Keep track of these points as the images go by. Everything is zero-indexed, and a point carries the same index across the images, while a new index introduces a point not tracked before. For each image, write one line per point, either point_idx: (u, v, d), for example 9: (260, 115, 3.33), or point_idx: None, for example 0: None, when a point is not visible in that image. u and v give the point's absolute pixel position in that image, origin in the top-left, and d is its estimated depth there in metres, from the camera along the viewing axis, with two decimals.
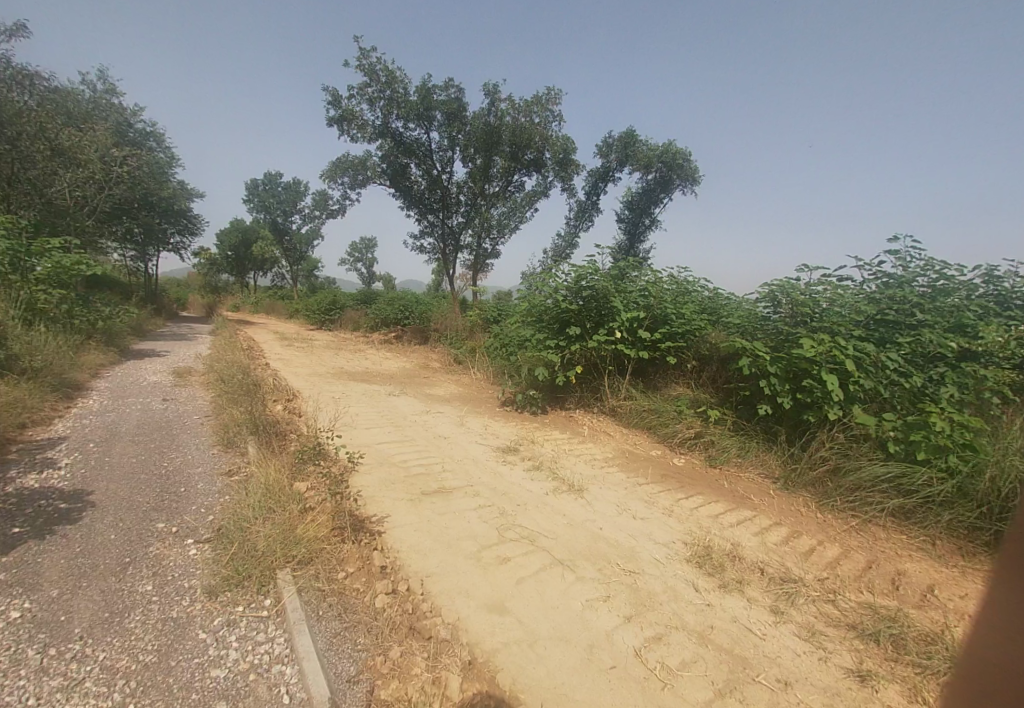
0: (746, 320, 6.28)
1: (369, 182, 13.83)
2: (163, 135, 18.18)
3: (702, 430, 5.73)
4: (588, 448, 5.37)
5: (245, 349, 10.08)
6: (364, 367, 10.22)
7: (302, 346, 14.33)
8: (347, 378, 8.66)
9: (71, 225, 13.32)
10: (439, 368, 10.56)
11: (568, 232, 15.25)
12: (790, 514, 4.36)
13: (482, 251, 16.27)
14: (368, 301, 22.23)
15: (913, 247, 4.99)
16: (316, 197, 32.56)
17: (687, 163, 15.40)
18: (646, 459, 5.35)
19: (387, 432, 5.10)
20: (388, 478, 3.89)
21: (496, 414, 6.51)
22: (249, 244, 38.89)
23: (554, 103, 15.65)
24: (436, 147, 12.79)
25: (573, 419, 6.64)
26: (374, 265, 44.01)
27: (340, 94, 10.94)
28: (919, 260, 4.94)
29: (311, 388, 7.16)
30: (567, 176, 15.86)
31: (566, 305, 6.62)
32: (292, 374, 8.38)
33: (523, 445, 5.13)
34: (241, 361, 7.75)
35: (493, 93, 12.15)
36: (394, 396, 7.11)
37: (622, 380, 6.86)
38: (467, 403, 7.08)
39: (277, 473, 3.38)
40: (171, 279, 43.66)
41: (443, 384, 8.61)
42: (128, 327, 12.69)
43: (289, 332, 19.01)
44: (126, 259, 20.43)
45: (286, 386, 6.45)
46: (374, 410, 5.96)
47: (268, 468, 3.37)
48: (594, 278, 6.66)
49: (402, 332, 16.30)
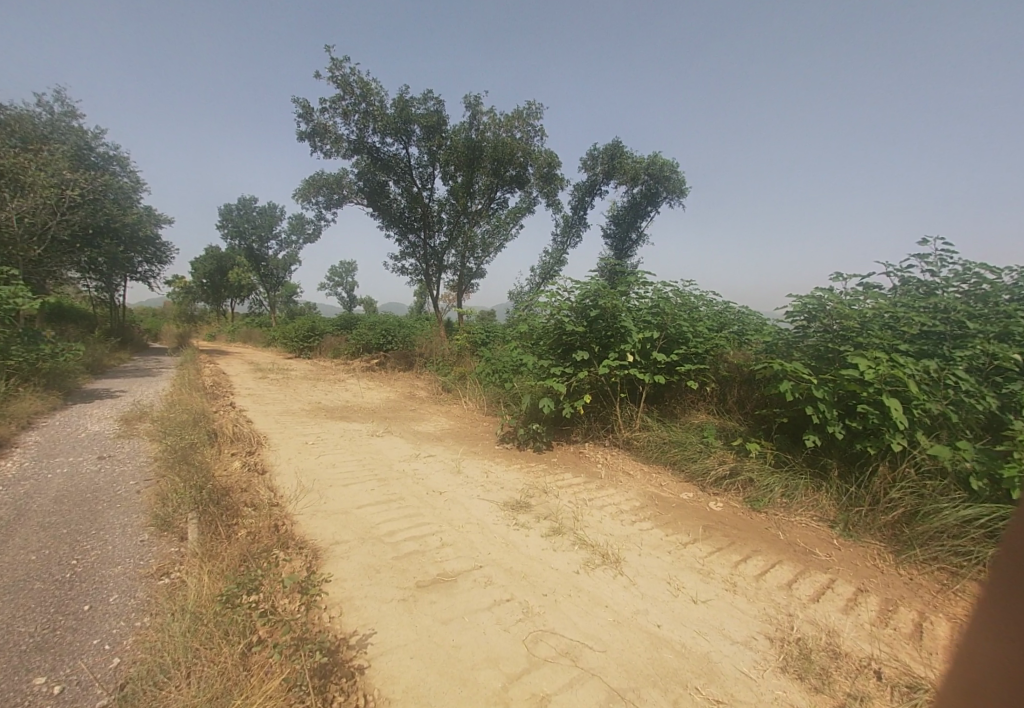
0: (774, 338, 5.61)
1: (346, 202, 13.06)
2: (128, 159, 17.03)
3: (738, 466, 4.94)
4: (610, 496, 4.53)
5: (211, 386, 9.06)
6: (344, 401, 9.26)
7: (277, 377, 13.29)
8: (324, 415, 7.71)
9: (18, 254, 12.17)
10: (427, 398, 9.65)
11: (556, 248, 14.58)
12: (864, 573, 3.60)
13: (466, 270, 15.54)
14: (348, 326, 21.21)
15: (942, 250, 4.41)
16: (291, 221, 31.52)
17: (674, 175, 14.99)
18: (678, 506, 4.53)
19: (372, 490, 4.20)
20: (373, 561, 3.00)
21: (497, 455, 5.63)
22: (225, 271, 37.66)
23: (536, 118, 15.25)
24: (415, 163, 12.11)
25: (583, 456, 5.80)
26: (354, 289, 42.97)
27: (311, 107, 10.21)
28: (952, 263, 4.35)
29: (280, 431, 6.21)
30: (552, 192, 15.30)
31: (571, 327, 5.73)
32: (261, 414, 7.39)
33: (535, 498, 4.28)
34: (200, 401, 6.77)
35: (475, 106, 11.56)
36: (377, 437, 6.19)
37: (635, 409, 6.09)
38: (462, 441, 6.20)
39: (218, 584, 2.48)
40: (145, 309, 42.08)
41: (432, 418, 7.71)
42: (82, 364, 11.52)
43: (265, 363, 17.87)
44: (88, 290, 19.15)
45: (251, 433, 5.50)
46: (354, 459, 5.04)
47: (205, 582, 2.47)
48: (598, 295, 5.84)
49: (384, 358, 15.35)
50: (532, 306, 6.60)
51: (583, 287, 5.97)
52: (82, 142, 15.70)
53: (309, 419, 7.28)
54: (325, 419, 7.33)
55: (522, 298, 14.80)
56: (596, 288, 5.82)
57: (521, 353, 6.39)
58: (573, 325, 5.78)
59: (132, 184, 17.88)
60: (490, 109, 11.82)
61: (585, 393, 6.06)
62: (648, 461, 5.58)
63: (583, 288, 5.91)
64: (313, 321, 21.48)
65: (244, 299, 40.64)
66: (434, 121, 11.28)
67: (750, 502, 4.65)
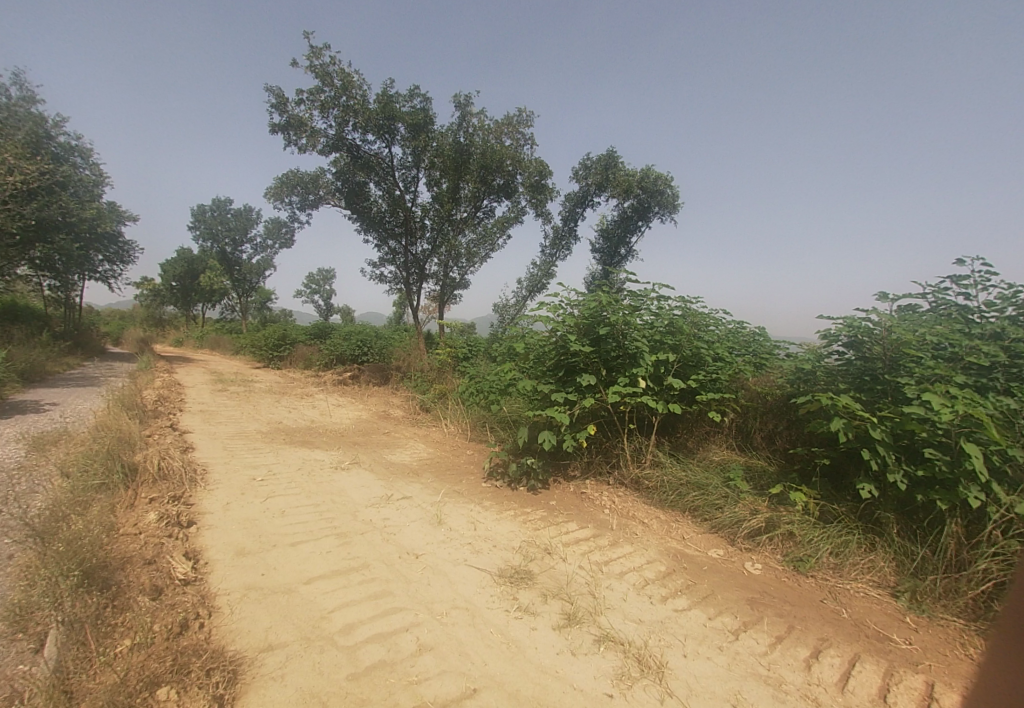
0: (799, 365, 5.02)
1: (322, 203, 12.09)
2: (91, 151, 15.21)
3: (774, 517, 4.19)
4: (629, 558, 3.68)
5: (156, 399, 7.87)
6: (310, 421, 8.17)
7: (238, 390, 12.07)
8: (284, 439, 6.65)
9: None
10: (404, 419, 8.63)
11: (545, 260, 13.79)
12: (958, 667, 2.86)
13: (449, 280, 14.65)
14: (321, 335, 19.99)
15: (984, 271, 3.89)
16: (268, 225, 30.14)
17: (667, 190, 14.49)
18: (712, 573, 3.72)
19: (330, 553, 3.26)
20: (319, 688, 2.08)
21: (487, 498, 4.71)
22: (195, 274, 35.90)
23: (527, 125, 14.64)
24: (398, 163, 11.25)
25: (586, 498, 4.94)
26: (331, 297, 41.51)
27: (287, 96, 9.12)
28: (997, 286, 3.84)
29: (225, 462, 5.16)
30: (542, 203, 14.59)
31: (574, 346, 4.84)
32: (207, 437, 6.28)
33: (537, 562, 3.40)
34: (132, 420, 5.65)
35: (466, 106, 10.81)
36: (345, 470, 5.20)
37: (646, 443, 5.33)
38: (445, 476, 5.25)
39: None
40: (111, 311, 40.01)
41: (408, 445, 6.72)
42: (12, 371, 10.12)
43: (228, 373, 16.48)
44: (38, 289, 17.49)
45: (185, 467, 4.47)
46: (311, 505, 4.07)
47: None
48: (605, 310, 5.00)
49: (358, 372, 14.25)
50: (527, 322, 5.70)
51: (588, 298, 5.13)
52: (40, 130, 13.87)
53: (263, 444, 6.21)
54: (284, 444, 6.28)
55: (508, 312, 13.97)
56: (605, 301, 4.98)
57: (514, 373, 5.45)
58: (577, 342, 4.88)
59: (93, 176, 16.33)
60: (481, 112, 11.14)
61: (590, 423, 5.20)
62: (663, 506, 4.79)
63: (587, 303, 5.07)
64: (285, 329, 20.19)
65: (215, 304, 38.80)
66: (420, 119, 10.45)
67: (794, 561, 3.90)
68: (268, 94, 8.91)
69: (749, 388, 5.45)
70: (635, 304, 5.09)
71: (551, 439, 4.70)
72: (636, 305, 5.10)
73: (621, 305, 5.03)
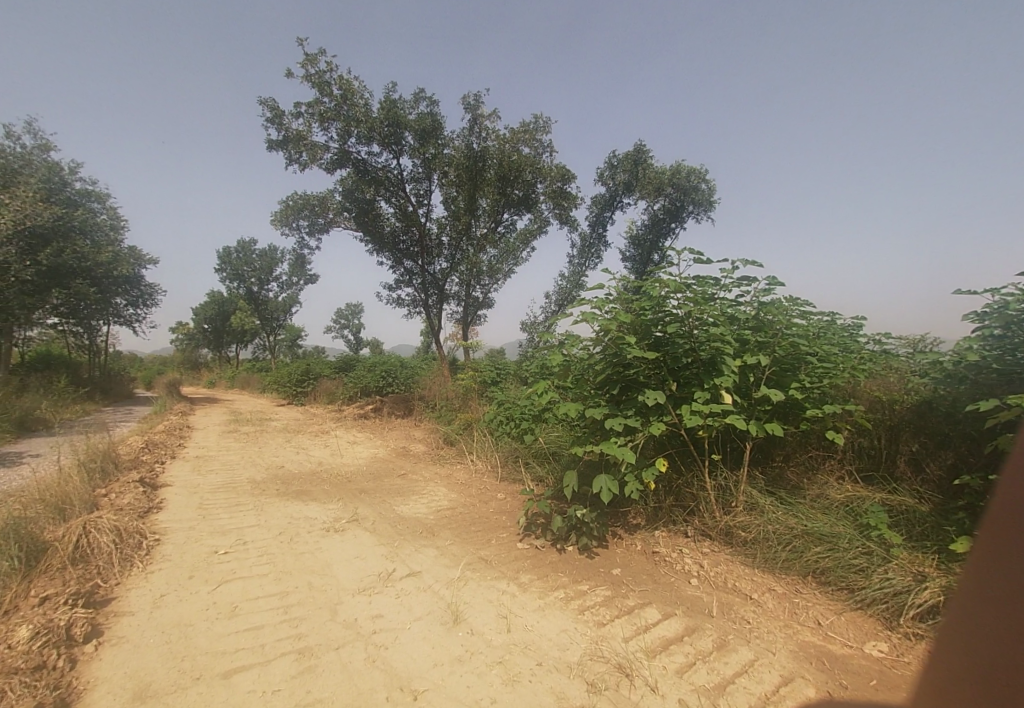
0: (938, 362, 3.89)
1: (333, 227, 11.29)
2: (106, 194, 15.29)
3: (955, 586, 2.85)
4: (753, 677, 2.38)
5: (143, 444, 6.90)
6: (317, 462, 7.04)
7: (252, 429, 11.18)
8: (279, 487, 5.52)
9: None
10: (425, 455, 7.41)
11: (573, 271, 12.60)
12: None
13: (471, 299, 13.64)
14: (345, 367, 19.20)
15: None
16: (292, 262, 30.20)
17: (701, 187, 13.26)
18: (889, 696, 2.35)
19: (276, 695, 2.07)
20: None
21: (525, 568, 3.42)
22: (227, 316, 36.47)
23: (544, 133, 13.78)
24: (408, 175, 10.38)
25: (663, 564, 3.64)
26: (360, 331, 41.41)
27: (281, 108, 8.42)
28: None
29: (189, 526, 4.03)
30: (566, 212, 13.50)
31: (633, 350, 3.48)
32: (186, 490, 5.22)
33: (613, 695, 2.15)
34: (93, 475, 4.69)
35: (476, 109, 9.95)
36: (340, 531, 4.01)
37: (734, 479, 4.07)
38: (469, 536, 3.98)
39: None
40: (153, 357, 41.22)
41: (426, 490, 5.48)
42: (16, 420, 9.55)
43: (248, 412, 15.75)
44: (62, 335, 17.50)
45: (123, 539, 3.38)
46: (277, 595, 2.89)
47: None
48: (669, 301, 3.69)
49: (381, 404, 13.23)
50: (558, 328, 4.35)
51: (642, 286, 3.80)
52: (57, 177, 14.09)
53: (250, 496, 5.09)
54: (275, 496, 5.14)
55: (536, 329, 12.79)
56: (669, 289, 3.66)
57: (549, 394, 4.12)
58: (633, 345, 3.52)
59: (109, 220, 16.40)
60: (494, 116, 10.28)
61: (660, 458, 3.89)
62: (771, 571, 3.49)
63: (631, 291, 3.69)
64: (308, 363, 19.54)
65: (247, 344, 39.23)
66: (428, 125, 9.59)
67: None
68: (262, 107, 8.21)
69: (860, 395, 4.46)
70: (707, 290, 3.76)
71: (611, 484, 3.38)
72: (709, 292, 3.76)
73: (687, 291, 3.69)
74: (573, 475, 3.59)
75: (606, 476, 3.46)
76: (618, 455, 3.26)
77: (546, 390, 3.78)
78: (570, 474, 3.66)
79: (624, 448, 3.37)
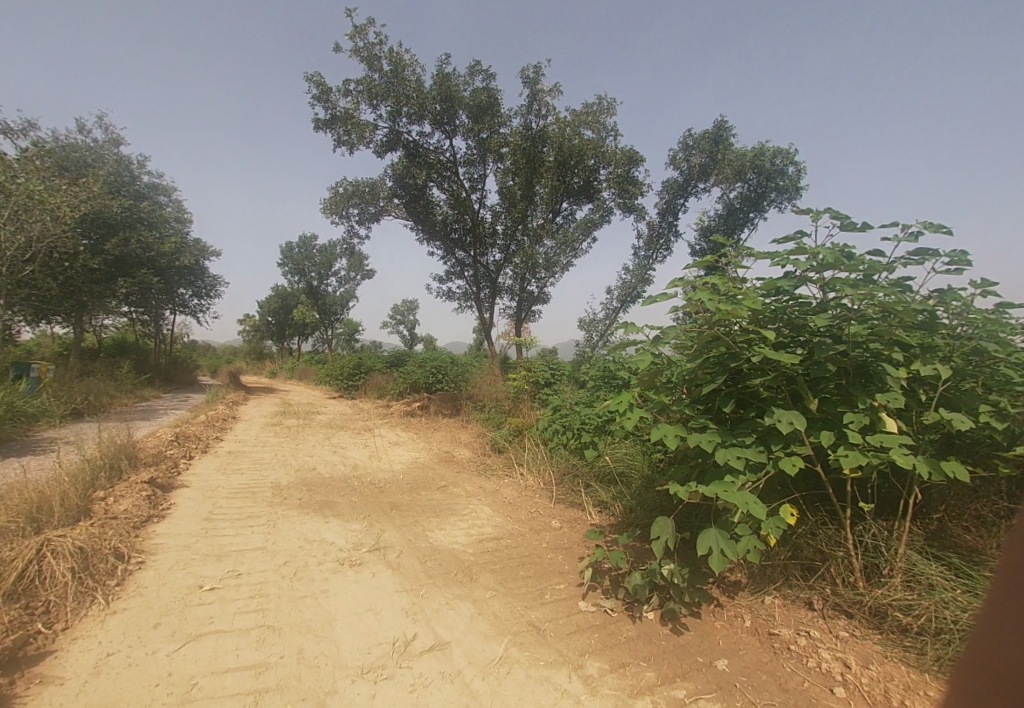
0: None
1: (384, 215, 10.65)
2: (169, 187, 16.28)
3: None
4: None
5: (174, 437, 6.54)
6: (352, 464, 6.39)
7: (298, 421, 10.91)
8: (303, 493, 4.88)
9: (23, 273, 11.48)
10: (469, 463, 6.58)
11: (639, 264, 11.41)
12: None
13: (526, 294, 12.75)
14: (397, 362, 18.89)
15: None
16: (350, 258, 30.67)
17: (788, 170, 11.68)
18: None
19: None
20: None
21: (592, 648, 2.49)
22: (290, 309, 37.85)
23: (609, 115, 12.67)
24: (462, 158, 9.58)
25: (786, 654, 2.60)
26: (415, 327, 41.72)
27: (328, 84, 7.92)
28: None
29: (183, 545, 3.46)
30: (631, 200, 12.29)
31: (765, 350, 2.38)
32: (203, 493, 4.72)
33: None
34: (100, 476, 4.27)
35: (536, 83, 9.00)
36: (357, 565, 3.23)
37: (884, 535, 2.93)
38: (517, 587, 3.08)
39: None
40: (225, 347, 43.73)
41: (467, 508, 4.63)
42: (76, 404, 9.81)
43: (299, 403, 15.70)
44: (135, 322, 18.52)
45: (83, 569, 2.83)
46: (251, 672, 2.18)
47: None
48: (814, 280, 2.56)
49: (428, 401, 12.64)
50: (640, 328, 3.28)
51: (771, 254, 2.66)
52: (123, 170, 15.23)
53: (268, 505, 4.47)
54: (295, 505, 4.48)
55: (595, 328, 11.71)
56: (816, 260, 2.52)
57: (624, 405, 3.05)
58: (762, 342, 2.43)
59: (176, 213, 17.41)
60: (556, 92, 9.30)
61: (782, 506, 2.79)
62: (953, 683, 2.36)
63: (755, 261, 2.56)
64: (360, 357, 19.44)
65: (308, 337, 40.55)
66: (485, 101, 8.73)
67: None
68: (308, 82, 7.75)
69: None
70: (872, 263, 2.59)
71: (728, 544, 2.32)
72: (875, 265, 2.58)
73: (844, 264, 2.53)
74: (665, 524, 2.52)
75: (717, 531, 2.42)
76: (742, 506, 2.21)
77: (625, 401, 2.71)
78: (658, 520, 2.61)
79: (747, 493, 2.32)
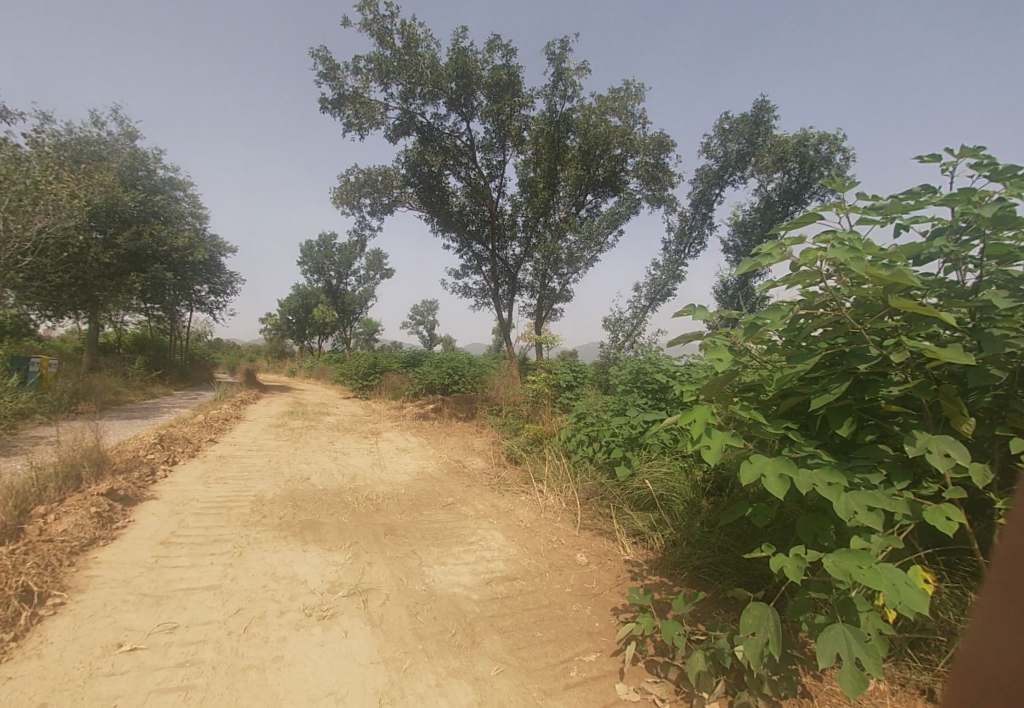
0: None
1: (398, 206, 10.02)
2: (183, 181, 16.10)
3: None
4: None
5: (158, 440, 6.00)
6: (351, 471, 5.73)
7: (304, 422, 10.37)
8: (287, 508, 4.24)
9: (31, 265, 11.25)
10: (481, 474, 5.84)
11: (670, 259, 10.52)
12: None
13: (547, 291, 12.00)
14: (413, 363, 18.28)
15: None
16: (369, 257, 30.37)
17: (835, 158, 10.67)
18: None
19: None
20: None
21: None
22: (310, 309, 37.85)
23: (638, 100, 11.84)
24: (479, 142, 8.89)
25: None
26: (434, 328, 41.32)
27: (333, 60, 7.32)
28: None
29: (121, 581, 2.87)
30: (661, 191, 11.42)
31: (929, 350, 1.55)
32: (171, 509, 4.12)
33: None
34: (49, 489, 3.70)
35: (562, 59, 8.23)
36: (327, 616, 2.54)
37: None
38: (532, 658, 2.34)
39: None
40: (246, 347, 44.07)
41: (475, 534, 3.89)
42: (74, 403, 9.44)
43: (310, 403, 15.20)
44: (151, 318, 18.42)
45: None
46: None
47: None
48: (976, 244, 1.74)
49: (442, 403, 11.97)
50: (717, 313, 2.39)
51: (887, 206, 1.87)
52: (138, 163, 15.07)
53: (243, 523, 3.84)
54: (275, 525, 3.84)
55: (621, 328, 10.87)
56: (984, 212, 1.71)
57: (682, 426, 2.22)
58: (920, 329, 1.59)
59: (190, 208, 17.36)
60: (584, 71, 8.50)
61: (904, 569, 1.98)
62: None
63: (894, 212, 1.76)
64: (375, 356, 18.91)
65: (327, 337, 40.51)
66: (503, 79, 8.01)
67: None
68: (313, 57, 7.18)
69: None
70: None
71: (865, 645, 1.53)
72: None
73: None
74: (763, 615, 1.70)
75: (841, 626, 1.62)
76: (895, 599, 1.41)
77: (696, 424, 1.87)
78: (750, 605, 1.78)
79: (894, 570, 1.51)
